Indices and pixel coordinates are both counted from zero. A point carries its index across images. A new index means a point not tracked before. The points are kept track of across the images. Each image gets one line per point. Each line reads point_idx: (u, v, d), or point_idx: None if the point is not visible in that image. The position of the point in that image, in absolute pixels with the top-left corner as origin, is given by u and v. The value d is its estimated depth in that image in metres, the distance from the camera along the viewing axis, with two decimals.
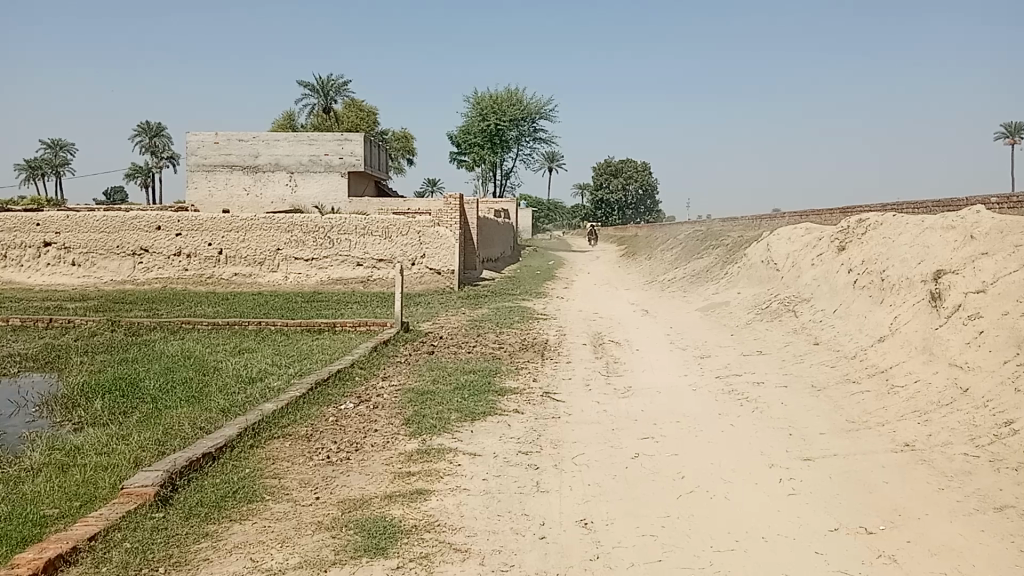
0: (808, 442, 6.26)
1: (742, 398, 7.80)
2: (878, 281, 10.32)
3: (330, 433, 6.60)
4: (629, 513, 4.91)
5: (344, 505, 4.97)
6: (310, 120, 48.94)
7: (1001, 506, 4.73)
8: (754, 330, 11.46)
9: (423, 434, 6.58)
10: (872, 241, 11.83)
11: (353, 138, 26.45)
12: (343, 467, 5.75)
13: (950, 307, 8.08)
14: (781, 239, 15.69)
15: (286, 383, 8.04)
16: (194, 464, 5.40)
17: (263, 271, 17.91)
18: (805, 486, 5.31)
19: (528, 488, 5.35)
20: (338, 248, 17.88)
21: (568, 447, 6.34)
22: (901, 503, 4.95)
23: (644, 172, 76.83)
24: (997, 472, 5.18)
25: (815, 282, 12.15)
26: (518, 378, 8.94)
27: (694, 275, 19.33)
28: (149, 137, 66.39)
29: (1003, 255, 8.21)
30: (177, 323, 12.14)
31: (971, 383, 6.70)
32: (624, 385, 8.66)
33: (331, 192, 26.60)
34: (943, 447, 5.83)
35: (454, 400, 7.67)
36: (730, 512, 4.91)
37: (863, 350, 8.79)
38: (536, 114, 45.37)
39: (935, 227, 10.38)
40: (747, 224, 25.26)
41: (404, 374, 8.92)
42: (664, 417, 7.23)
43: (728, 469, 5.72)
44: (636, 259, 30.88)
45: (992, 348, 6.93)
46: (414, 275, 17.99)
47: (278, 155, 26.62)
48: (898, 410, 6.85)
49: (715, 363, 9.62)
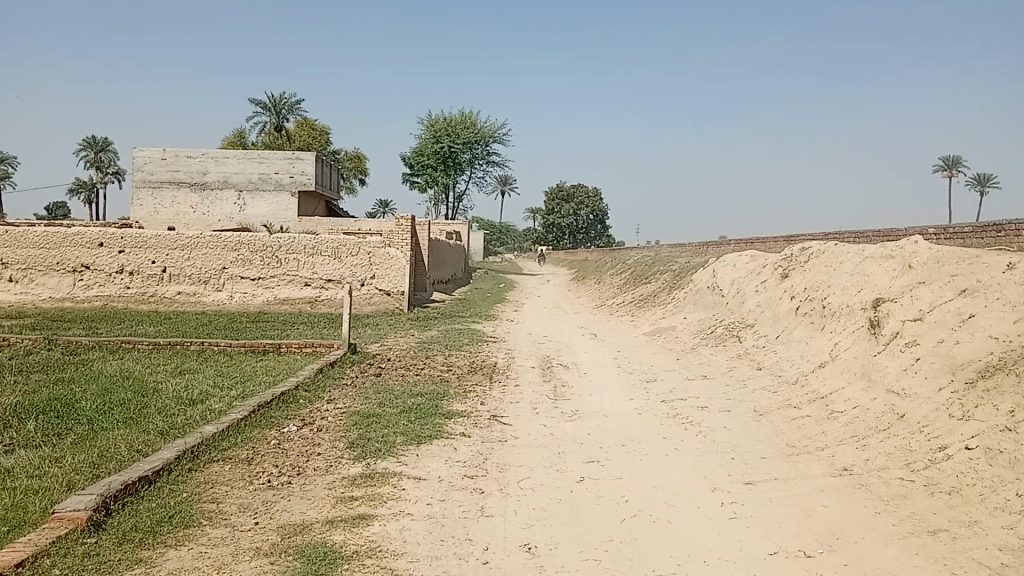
0: (751, 467, 6.34)
1: (686, 423, 7.87)
2: (820, 308, 10.53)
3: (272, 456, 6.49)
4: (573, 537, 4.91)
5: (284, 530, 4.88)
6: (262, 139, 48.51)
7: (934, 529, 4.86)
8: (699, 355, 11.60)
9: (367, 457, 6.52)
10: (814, 268, 12.10)
11: (305, 157, 26.27)
12: (284, 492, 5.64)
13: (889, 334, 8.29)
14: (726, 265, 15.99)
15: (228, 405, 7.89)
16: (129, 488, 5.25)
17: (207, 290, 17.57)
18: (746, 510, 5.38)
19: (472, 513, 5.32)
20: (286, 268, 17.69)
21: (514, 471, 6.32)
22: (838, 526, 5.04)
23: (596, 198, 77.86)
24: (931, 496, 5.32)
25: (759, 308, 12.37)
26: (466, 401, 8.91)
27: (642, 299, 19.59)
28: (94, 152, 65.08)
29: (940, 284, 8.50)
30: (116, 342, 11.85)
31: (907, 409, 6.89)
32: (571, 409, 8.69)
33: (279, 211, 26.32)
34: (880, 472, 5.96)
35: (400, 424, 7.61)
36: (674, 536, 4.95)
37: (805, 375, 8.96)
38: (489, 137, 45.71)
39: (875, 256, 10.66)
40: (694, 250, 25.70)
41: (349, 397, 8.81)
42: (610, 441, 7.28)
43: (673, 493, 5.76)
44: (586, 283, 31.20)
45: (927, 374, 7.14)
46: (363, 295, 18.03)
47: (227, 173, 26.28)
48: (837, 435, 6.99)
49: (661, 387, 9.70)
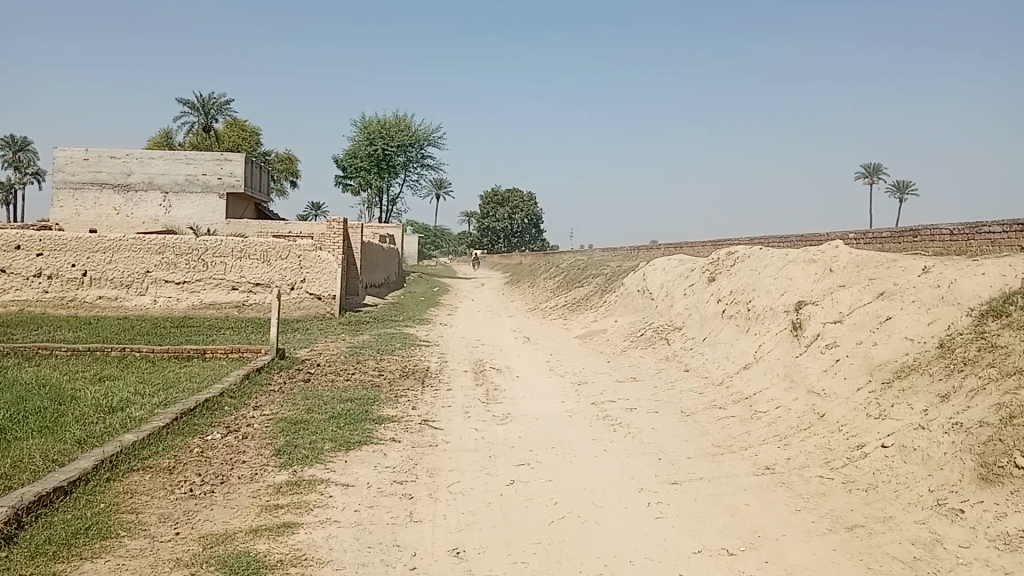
0: (677, 467, 6.45)
1: (615, 425, 7.96)
2: (745, 311, 10.78)
3: (195, 465, 6.33)
4: (501, 541, 4.91)
5: (206, 540, 4.77)
6: (190, 139, 47.37)
7: (851, 525, 5.02)
8: (629, 358, 11.75)
9: (294, 464, 6.41)
10: (740, 272, 12.39)
11: (234, 159, 25.76)
12: (206, 501, 5.51)
13: (810, 335, 8.54)
14: (656, 269, 16.24)
15: (149, 413, 7.67)
16: (43, 499, 5.05)
17: (130, 294, 17.04)
18: (672, 509, 5.47)
19: (401, 519, 5.28)
20: (213, 271, 17.29)
21: (444, 475, 6.30)
22: (760, 524, 5.16)
23: (531, 202, 78.24)
24: (849, 493, 5.49)
25: (687, 311, 12.60)
26: (397, 406, 8.84)
27: (575, 302, 19.76)
28: (12, 151, 62.66)
29: (859, 288, 8.79)
30: (32, 348, 11.40)
31: (826, 408, 7.09)
32: (502, 412, 8.71)
33: (207, 213, 25.74)
34: (801, 470, 6.12)
35: (329, 430, 7.51)
36: (601, 537, 4.99)
37: (730, 377, 9.16)
38: (424, 140, 45.53)
39: (798, 261, 10.97)
40: (626, 254, 26.04)
41: (276, 404, 8.65)
42: (540, 443, 7.32)
43: (601, 494, 5.82)
44: (520, 287, 31.31)
45: (846, 375, 7.37)
46: (293, 299, 17.80)
47: (153, 174, 25.58)
48: (760, 434, 7.16)
49: (591, 389, 9.80)
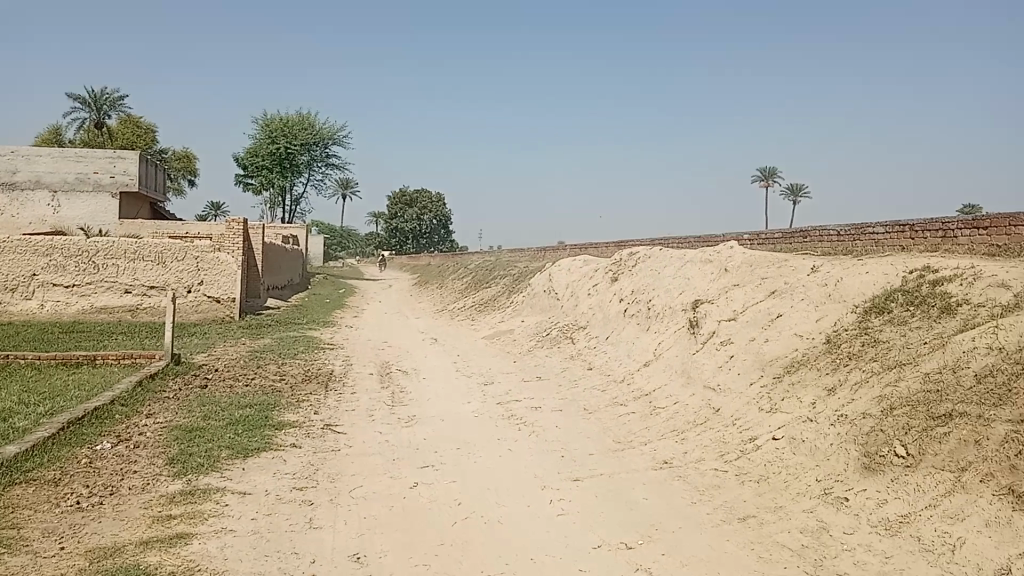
0: (579, 464, 6.55)
1: (519, 424, 8.03)
2: (645, 309, 11.04)
3: (82, 477, 6.08)
4: (403, 544, 4.90)
5: (94, 555, 4.59)
6: (80, 136, 45.35)
7: (743, 516, 5.21)
8: (534, 357, 11.86)
9: (189, 473, 6.23)
10: (642, 271, 12.67)
11: (128, 157, 24.80)
12: (94, 514, 5.30)
13: (706, 333, 8.81)
14: (561, 269, 16.44)
15: (33, 423, 7.31)
16: None
17: (14, 299, 16.18)
18: (573, 506, 5.56)
19: (300, 526, 5.20)
20: (105, 274, 16.60)
21: (345, 480, 6.23)
22: (658, 517, 5.30)
23: (439, 202, 78.00)
24: (742, 485, 5.70)
25: (591, 310, 12.81)
26: (298, 411, 8.69)
27: (482, 303, 19.81)
28: None
29: (751, 287, 9.12)
30: None
31: (721, 403, 7.34)
32: (407, 414, 8.67)
33: (99, 213, 24.71)
34: (697, 464, 6.32)
35: (226, 437, 7.32)
36: (502, 536, 5.03)
37: (631, 374, 9.36)
38: (328, 139, 44.83)
39: (695, 261, 11.30)
40: (533, 255, 26.27)
41: (171, 411, 8.38)
42: (445, 445, 7.32)
43: (503, 493, 5.86)
44: (428, 288, 31.18)
45: (740, 370, 7.64)
46: (191, 302, 17.24)
47: (40, 172, 24.38)
48: (659, 430, 7.35)
49: (496, 389, 9.85)
